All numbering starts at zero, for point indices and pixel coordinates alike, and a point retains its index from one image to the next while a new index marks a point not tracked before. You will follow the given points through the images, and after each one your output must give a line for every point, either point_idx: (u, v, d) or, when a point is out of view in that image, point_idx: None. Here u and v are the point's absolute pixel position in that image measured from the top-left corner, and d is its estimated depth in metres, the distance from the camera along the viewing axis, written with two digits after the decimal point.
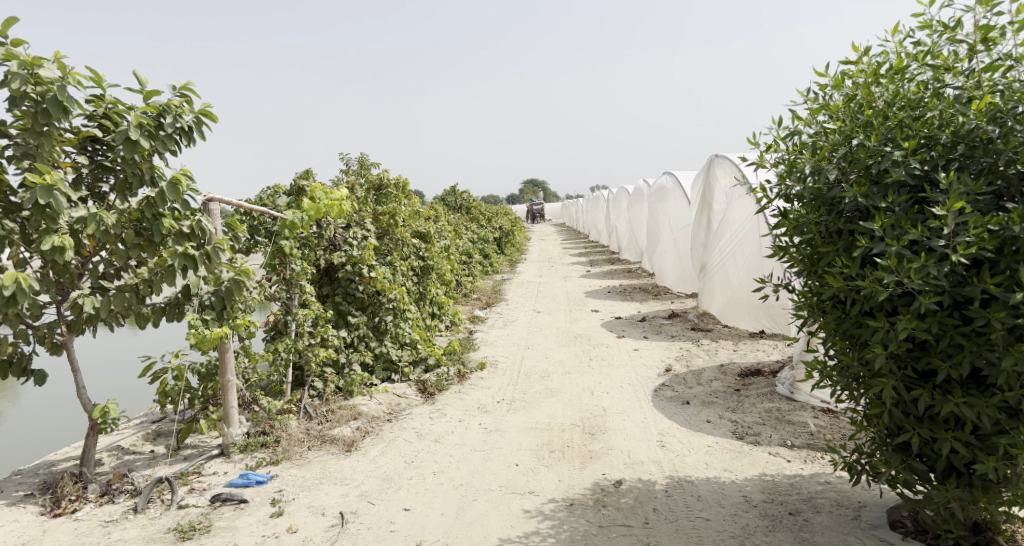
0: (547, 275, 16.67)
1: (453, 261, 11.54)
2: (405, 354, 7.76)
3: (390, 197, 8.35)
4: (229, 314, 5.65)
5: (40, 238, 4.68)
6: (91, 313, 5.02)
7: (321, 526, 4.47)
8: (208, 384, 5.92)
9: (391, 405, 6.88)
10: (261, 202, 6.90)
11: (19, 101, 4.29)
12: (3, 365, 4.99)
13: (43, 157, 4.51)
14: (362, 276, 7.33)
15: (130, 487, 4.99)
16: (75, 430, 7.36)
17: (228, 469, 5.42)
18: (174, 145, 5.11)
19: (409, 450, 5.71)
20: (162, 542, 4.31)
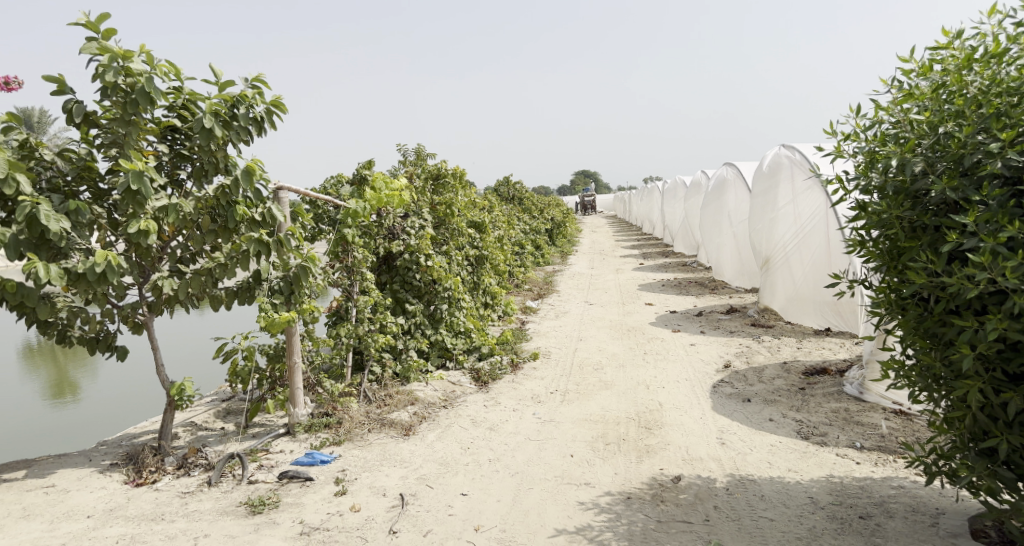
0: (600, 267, 16.53)
1: (507, 252, 11.59)
2: (459, 342, 7.87)
3: (448, 187, 8.44)
4: (297, 299, 5.85)
5: (125, 222, 4.92)
6: (170, 295, 5.25)
7: (382, 507, 4.59)
8: (276, 365, 6.15)
9: (447, 392, 6.99)
10: (325, 191, 7.09)
11: (110, 92, 4.55)
12: (91, 341, 5.30)
13: (130, 145, 4.76)
14: (420, 265, 7.46)
15: (204, 461, 5.24)
16: (153, 406, 7.75)
17: (295, 447, 5.63)
18: (247, 134, 5.31)
19: (465, 437, 5.78)
20: (234, 514, 4.51)
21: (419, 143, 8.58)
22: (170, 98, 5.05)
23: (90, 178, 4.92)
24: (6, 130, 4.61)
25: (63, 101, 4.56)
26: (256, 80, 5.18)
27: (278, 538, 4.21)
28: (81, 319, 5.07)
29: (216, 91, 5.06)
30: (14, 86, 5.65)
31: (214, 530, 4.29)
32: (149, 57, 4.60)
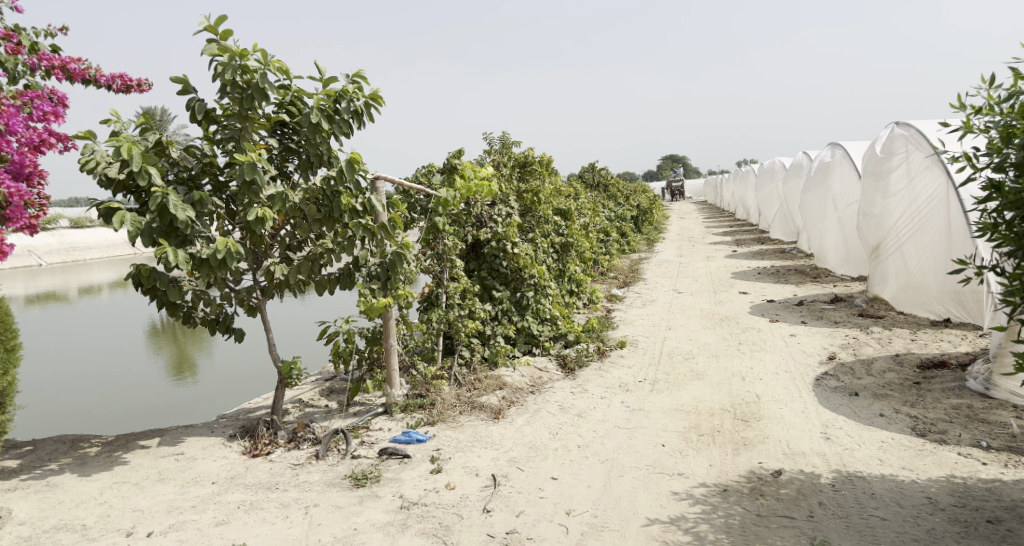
0: (689, 255, 16.08)
1: (593, 239, 11.51)
2: (546, 329, 7.91)
3: (534, 174, 8.43)
4: (392, 284, 6.12)
5: (242, 211, 5.27)
6: (281, 280, 5.56)
7: (476, 486, 4.71)
8: (374, 346, 6.41)
9: (534, 378, 7.05)
10: (417, 180, 7.28)
11: (229, 89, 4.89)
12: (212, 322, 5.70)
13: (246, 139, 5.08)
14: (506, 252, 7.52)
15: (312, 436, 5.56)
16: (265, 384, 8.29)
17: (392, 426, 5.86)
18: (348, 127, 5.53)
19: (554, 422, 5.82)
20: (340, 486, 4.76)
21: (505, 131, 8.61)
22: (279, 94, 5.34)
23: (212, 172, 5.30)
24: (141, 129, 5.04)
25: (188, 99, 4.94)
26: (356, 74, 5.38)
27: (380, 510, 4.39)
28: (204, 301, 5.49)
29: (320, 86, 5.30)
30: (144, 85, 6.12)
31: (323, 500, 4.54)
32: (262, 55, 4.89)
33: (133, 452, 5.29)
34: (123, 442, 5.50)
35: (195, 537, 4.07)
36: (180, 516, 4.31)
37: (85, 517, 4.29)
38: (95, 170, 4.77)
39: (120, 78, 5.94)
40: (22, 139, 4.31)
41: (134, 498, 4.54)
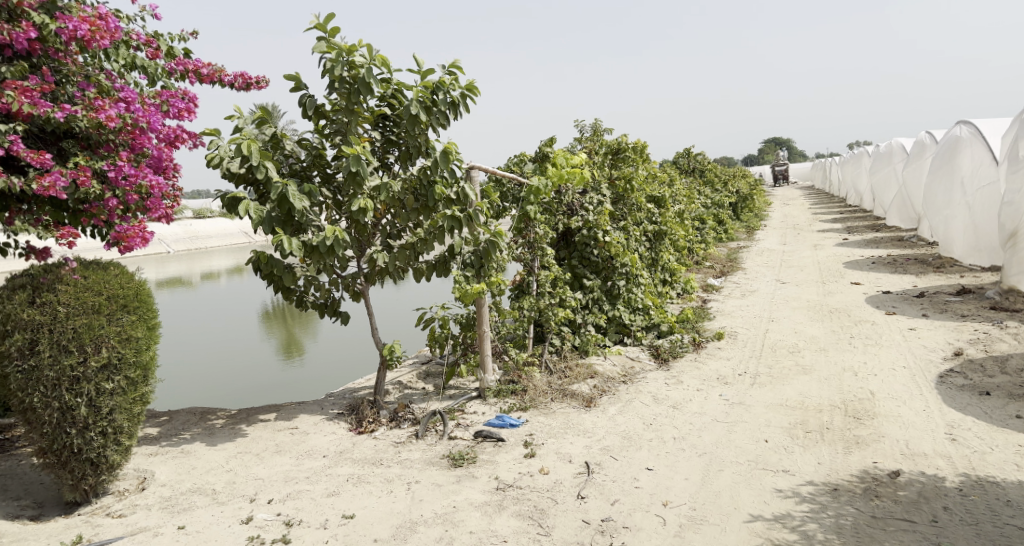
0: (793, 243, 15.29)
1: (688, 226, 11.18)
2: (638, 319, 7.80)
3: (628, 161, 8.12)
4: (486, 272, 6.18)
5: (348, 202, 5.52)
6: (382, 266, 5.79)
7: (569, 472, 4.72)
8: (468, 332, 6.54)
9: (626, 367, 6.97)
10: (509, 169, 7.34)
11: (337, 85, 5.12)
12: (321, 306, 6.02)
13: (352, 132, 5.31)
14: (598, 241, 7.41)
15: (411, 416, 5.78)
16: (366, 366, 8.66)
17: (486, 410, 5.98)
18: (446, 118, 5.64)
19: (648, 413, 5.73)
20: (439, 465, 4.91)
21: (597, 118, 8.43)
22: (382, 88, 5.52)
23: (321, 165, 5.59)
24: (259, 124, 5.36)
25: (300, 96, 5.21)
26: (454, 65, 5.48)
27: (478, 491, 4.49)
28: (314, 286, 5.87)
29: (419, 78, 5.44)
30: (262, 82, 6.50)
31: (423, 478, 4.70)
32: (368, 50, 5.07)
33: (252, 425, 5.70)
34: (244, 416, 5.95)
35: (308, 506, 4.32)
36: (296, 486, 4.60)
37: (214, 482, 4.67)
38: (220, 164, 5.16)
39: (241, 77, 6.33)
40: (161, 136, 4.70)
41: (255, 467, 4.89)
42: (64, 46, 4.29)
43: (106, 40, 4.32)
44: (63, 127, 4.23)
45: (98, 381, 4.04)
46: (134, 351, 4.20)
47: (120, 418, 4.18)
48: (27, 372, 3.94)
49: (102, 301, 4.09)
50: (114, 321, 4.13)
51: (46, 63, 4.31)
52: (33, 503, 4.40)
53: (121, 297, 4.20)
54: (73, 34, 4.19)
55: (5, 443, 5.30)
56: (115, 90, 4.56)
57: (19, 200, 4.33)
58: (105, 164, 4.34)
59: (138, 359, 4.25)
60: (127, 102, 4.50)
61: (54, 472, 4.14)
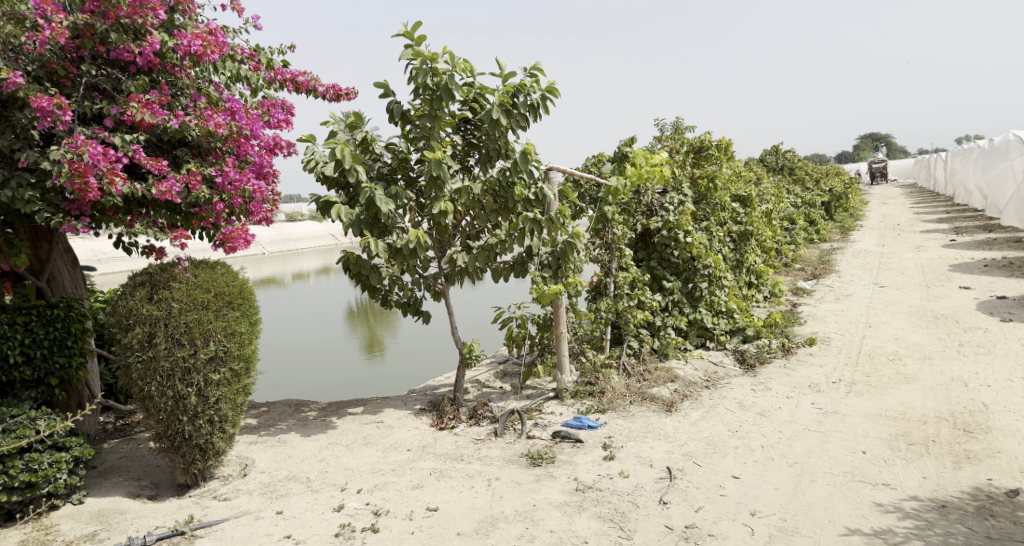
0: (893, 244, 14.39)
1: (776, 227, 10.78)
2: (721, 323, 7.59)
3: (711, 160, 7.85)
4: (564, 273, 6.17)
5: (430, 204, 5.68)
6: (461, 267, 5.91)
7: (650, 477, 4.65)
8: (545, 333, 6.58)
9: (709, 372, 6.79)
10: (587, 170, 7.33)
11: (421, 91, 5.28)
12: (404, 305, 6.21)
13: (435, 137, 5.46)
14: (678, 241, 7.24)
15: (490, 414, 5.87)
16: (446, 364, 8.85)
17: (564, 410, 5.98)
18: (526, 120, 5.68)
19: (732, 420, 5.57)
20: (518, 463, 4.97)
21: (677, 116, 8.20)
22: (464, 92, 5.64)
23: (405, 168, 5.78)
24: (350, 129, 5.60)
25: (386, 103, 5.41)
26: (535, 68, 5.52)
27: (557, 490, 4.50)
28: (398, 285, 6.06)
29: (501, 82, 5.51)
30: (352, 94, 6.77)
31: (504, 475, 4.76)
32: (451, 57, 5.20)
33: (342, 418, 5.96)
34: (334, 409, 6.23)
35: (395, 497, 4.47)
36: (383, 477, 4.76)
37: (308, 471, 4.91)
38: (315, 168, 5.45)
39: (332, 89, 6.63)
40: (262, 143, 5.03)
41: (345, 458, 5.11)
42: (179, 61, 4.64)
43: (215, 53, 4.67)
44: (178, 135, 4.57)
45: (206, 372, 4.33)
46: (238, 344, 4.51)
47: (225, 408, 4.46)
48: (146, 362, 4.27)
49: (210, 298, 4.44)
50: (220, 316, 4.46)
51: (164, 77, 4.65)
52: (150, 483, 4.76)
53: (226, 294, 4.58)
54: (188, 50, 4.57)
55: (125, 427, 5.78)
56: (222, 101, 4.88)
57: (140, 205, 4.67)
58: (214, 169, 4.70)
59: (241, 352, 4.55)
60: (232, 111, 4.81)
61: (168, 455, 4.46)
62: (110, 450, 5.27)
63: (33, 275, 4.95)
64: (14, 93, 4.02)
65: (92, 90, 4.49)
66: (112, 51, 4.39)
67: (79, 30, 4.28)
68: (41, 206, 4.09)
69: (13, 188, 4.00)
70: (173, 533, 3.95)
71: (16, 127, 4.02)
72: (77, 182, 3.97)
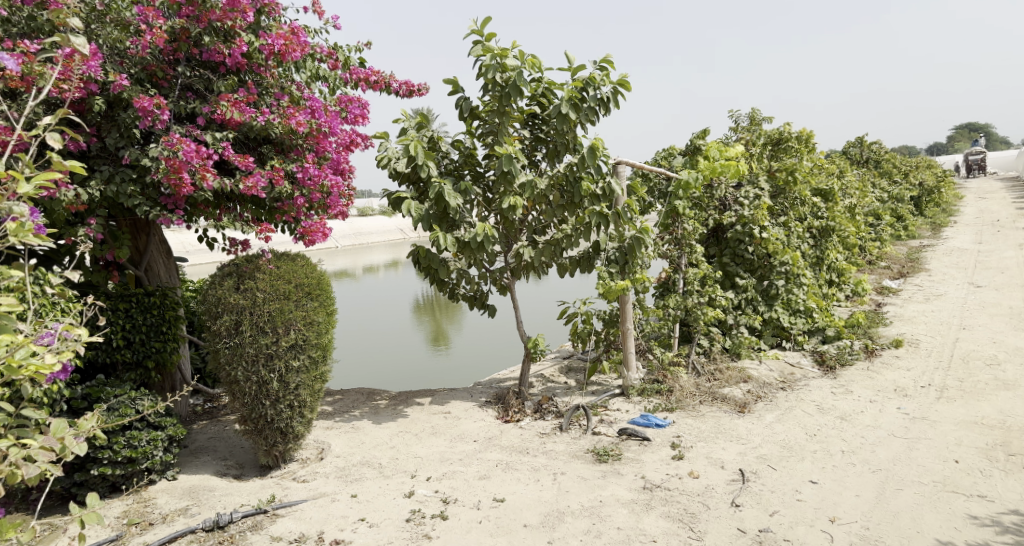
0: (992, 242, 13.45)
1: (860, 223, 10.29)
2: (799, 322, 7.34)
3: (790, 152, 7.49)
4: (631, 269, 6.09)
5: (498, 199, 5.73)
6: (528, 262, 5.95)
7: (722, 478, 4.55)
8: (610, 329, 6.55)
9: (785, 373, 6.57)
10: (657, 163, 7.18)
11: (490, 88, 5.32)
12: (470, 299, 6.29)
13: (503, 132, 5.50)
14: (753, 237, 6.98)
15: (555, 409, 5.88)
16: (511, 358, 8.91)
17: (630, 408, 5.91)
18: (594, 114, 5.63)
19: (810, 423, 5.36)
20: (583, 459, 4.96)
21: (753, 107, 7.88)
22: (533, 87, 5.65)
23: (473, 163, 5.86)
24: (418, 127, 5.71)
25: (456, 99, 5.49)
26: (605, 61, 5.47)
27: (625, 488, 4.47)
28: (465, 279, 6.15)
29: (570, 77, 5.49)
30: (424, 90, 6.90)
31: (570, 470, 4.77)
32: (520, 53, 5.21)
33: (411, 408, 6.11)
34: (404, 399, 6.40)
35: (463, 486, 4.55)
36: (451, 466, 4.86)
37: (380, 457, 5.07)
38: (387, 165, 5.60)
39: (405, 85, 6.77)
40: (340, 140, 5.21)
41: (414, 446, 5.24)
42: (264, 61, 4.86)
43: (297, 52, 4.86)
44: (263, 133, 4.79)
45: (287, 358, 4.53)
46: (316, 333, 4.70)
47: (304, 393, 4.65)
48: (233, 348, 4.51)
49: (291, 288, 4.65)
50: (300, 306, 4.66)
51: (250, 77, 4.89)
52: (236, 463, 5.03)
53: (305, 286, 4.74)
54: (271, 50, 4.78)
55: (212, 410, 6.12)
56: (303, 99, 5.07)
57: (228, 200, 4.93)
58: (295, 166, 4.90)
59: (319, 341, 4.74)
60: (312, 109, 4.97)
61: (252, 437, 4.69)
62: (200, 431, 5.60)
63: (133, 265, 5.29)
64: (119, 94, 4.31)
65: (186, 90, 4.76)
66: (205, 53, 4.64)
67: (175, 33, 4.55)
68: (140, 200, 4.38)
69: (117, 183, 4.29)
70: (257, 511, 4.15)
71: (120, 126, 4.31)
72: (173, 177, 4.22)
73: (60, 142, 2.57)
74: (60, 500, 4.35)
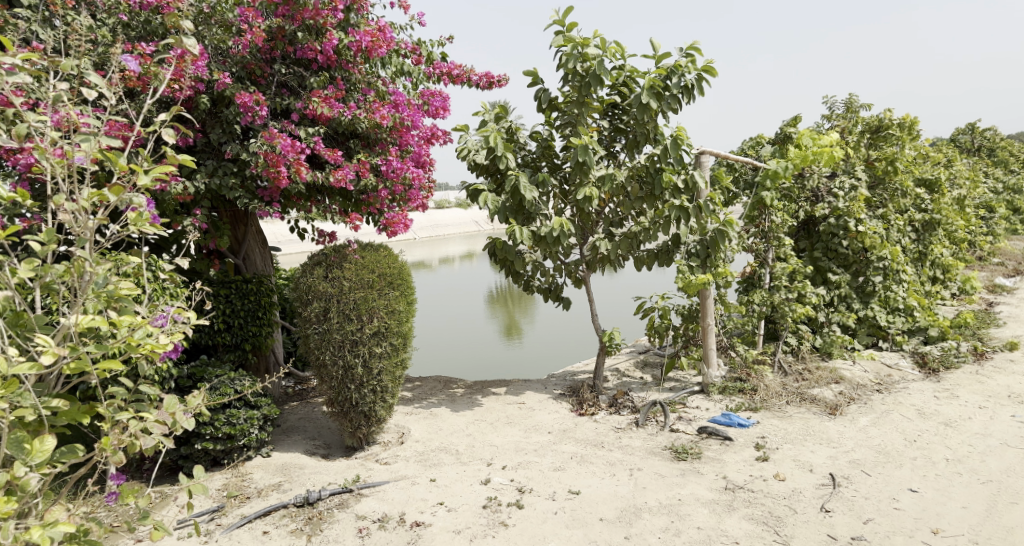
0: None
1: (970, 216, 9.57)
2: (898, 321, 6.93)
3: (891, 140, 7.04)
4: (713, 262, 5.90)
5: (575, 190, 5.69)
6: (604, 255, 5.88)
7: (811, 482, 4.36)
8: (690, 325, 6.37)
9: (881, 375, 6.22)
10: (743, 153, 6.91)
11: (570, 77, 5.28)
12: (545, 291, 6.27)
13: (582, 123, 5.46)
14: (848, 231, 6.61)
15: (631, 404, 5.81)
16: (586, 351, 8.87)
17: (710, 406, 5.76)
18: (677, 102, 5.49)
19: (909, 428, 5.06)
20: (661, 456, 4.88)
21: (850, 93, 7.44)
22: (614, 77, 5.57)
23: (550, 155, 5.85)
24: (497, 118, 5.75)
25: (535, 91, 5.49)
26: (690, 47, 5.31)
27: (705, 487, 4.36)
28: (541, 271, 6.15)
29: (652, 64, 5.37)
30: (504, 82, 6.93)
31: (647, 466, 4.70)
32: (602, 42, 5.15)
33: (487, 397, 6.19)
34: (481, 388, 6.50)
35: (539, 476, 4.57)
36: (526, 457, 4.89)
37: (457, 444, 5.17)
38: (467, 157, 5.67)
39: (485, 77, 6.83)
40: (422, 134, 5.33)
41: (490, 435, 5.32)
42: (352, 58, 5.01)
43: (383, 48, 4.98)
44: (350, 128, 4.95)
45: (371, 345, 4.68)
46: (398, 321, 4.84)
47: (386, 379, 4.79)
48: (322, 333, 4.68)
49: (375, 278, 4.82)
50: (383, 295, 4.81)
51: (340, 74, 5.06)
52: (323, 443, 5.26)
53: (388, 276, 4.93)
54: (359, 46, 4.92)
55: (302, 392, 6.42)
56: (388, 94, 5.21)
57: (318, 192, 5.12)
58: (379, 159, 5.05)
59: (400, 329, 4.87)
60: (396, 104, 5.10)
61: (338, 419, 4.88)
62: (291, 411, 5.89)
63: (232, 254, 5.63)
64: (221, 92, 4.57)
65: (281, 87, 4.98)
66: (299, 50, 4.83)
67: (273, 33, 4.77)
68: (241, 193, 4.63)
69: (220, 176, 4.57)
70: (343, 490, 4.33)
71: (223, 123, 4.57)
72: (271, 170, 4.43)
73: (174, 137, 2.73)
74: (169, 471, 4.68)
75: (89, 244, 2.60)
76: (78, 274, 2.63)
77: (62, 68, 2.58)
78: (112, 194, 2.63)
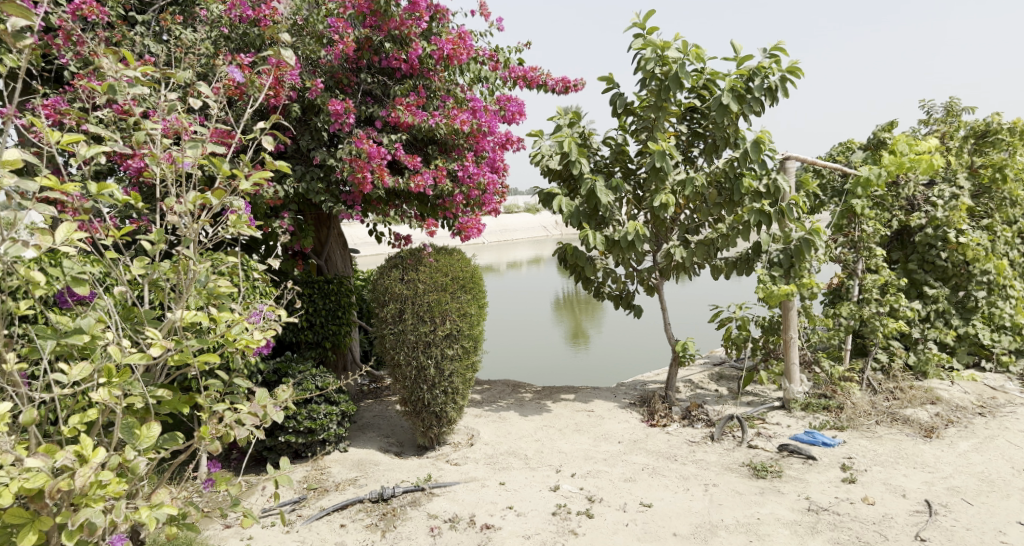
0: None
1: None
2: (1003, 340, 6.46)
3: (1000, 145, 6.57)
4: (797, 272, 5.65)
5: (650, 197, 5.61)
6: (678, 262, 5.74)
7: (903, 508, 4.10)
8: (770, 337, 6.14)
9: (984, 397, 5.82)
10: (833, 158, 6.62)
11: (648, 81, 5.20)
12: (617, 298, 6.18)
13: (659, 128, 5.37)
14: (948, 241, 6.19)
15: (706, 417, 5.65)
16: (657, 360, 8.71)
17: (791, 423, 5.52)
18: (760, 105, 5.31)
19: (1016, 456, 4.70)
20: (738, 472, 4.72)
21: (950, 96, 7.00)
22: (693, 80, 5.45)
23: (625, 160, 5.78)
24: (571, 124, 5.74)
25: (610, 95, 5.44)
26: (775, 47, 5.14)
27: (786, 507, 4.18)
28: (611, 278, 6.05)
29: (735, 67, 5.23)
30: (579, 86, 6.91)
31: (723, 482, 4.55)
32: (683, 44, 5.05)
33: (557, 403, 6.17)
34: (550, 393, 6.49)
35: (609, 486, 4.51)
36: (596, 465, 4.84)
37: (526, 449, 5.17)
38: (541, 162, 5.67)
39: (561, 81, 6.83)
40: (497, 139, 5.37)
41: (560, 441, 5.29)
42: (433, 65, 5.10)
43: (464, 55, 5.05)
44: (429, 133, 5.05)
45: (443, 346, 4.75)
46: (470, 324, 4.89)
47: (457, 381, 4.85)
48: (397, 334, 4.80)
49: (448, 281, 4.90)
50: (456, 298, 4.88)
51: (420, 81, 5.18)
52: (397, 442, 5.38)
53: (461, 279, 5.00)
54: (440, 54, 5.01)
55: (377, 390, 6.59)
56: (466, 100, 5.30)
57: (396, 197, 5.25)
58: (456, 164, 5.14)
59: (472, 332, 4.92)
60: (473, 109, 5.18)
61: (411, 418, 4.98)
62: (366, 409, 6.05)
63: (315, 255, 5.85)
64: (311, 101, 4.79)
65: (366, 95, 5.15)
66: (384, 59, 4.99)
67: (360, 43, 4.94)
68: (326, 197, 4.80)
69: (307, 181, 4.76)
70: (415, 489, 4.41)
71: (312, 130, 4.78)
72: (355, 175, 4.57)
73: (272, 143, 2.85)
74: (255, 461, 4.90)
75: (192, 243, 2.74)
76: (182, 272, 2.78)
77: (174, 79, 2.74)
78: (213, 197, 2.77)
